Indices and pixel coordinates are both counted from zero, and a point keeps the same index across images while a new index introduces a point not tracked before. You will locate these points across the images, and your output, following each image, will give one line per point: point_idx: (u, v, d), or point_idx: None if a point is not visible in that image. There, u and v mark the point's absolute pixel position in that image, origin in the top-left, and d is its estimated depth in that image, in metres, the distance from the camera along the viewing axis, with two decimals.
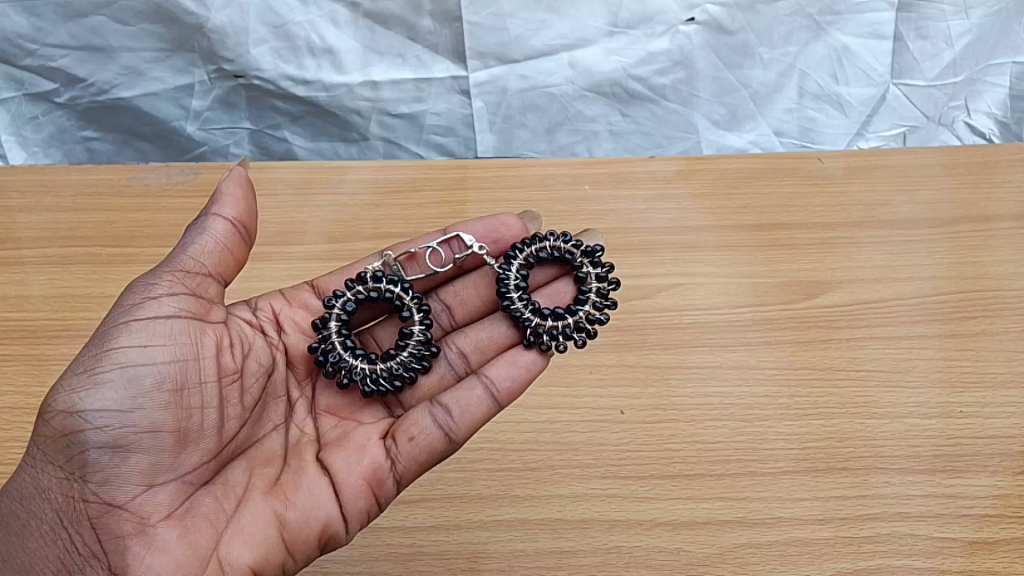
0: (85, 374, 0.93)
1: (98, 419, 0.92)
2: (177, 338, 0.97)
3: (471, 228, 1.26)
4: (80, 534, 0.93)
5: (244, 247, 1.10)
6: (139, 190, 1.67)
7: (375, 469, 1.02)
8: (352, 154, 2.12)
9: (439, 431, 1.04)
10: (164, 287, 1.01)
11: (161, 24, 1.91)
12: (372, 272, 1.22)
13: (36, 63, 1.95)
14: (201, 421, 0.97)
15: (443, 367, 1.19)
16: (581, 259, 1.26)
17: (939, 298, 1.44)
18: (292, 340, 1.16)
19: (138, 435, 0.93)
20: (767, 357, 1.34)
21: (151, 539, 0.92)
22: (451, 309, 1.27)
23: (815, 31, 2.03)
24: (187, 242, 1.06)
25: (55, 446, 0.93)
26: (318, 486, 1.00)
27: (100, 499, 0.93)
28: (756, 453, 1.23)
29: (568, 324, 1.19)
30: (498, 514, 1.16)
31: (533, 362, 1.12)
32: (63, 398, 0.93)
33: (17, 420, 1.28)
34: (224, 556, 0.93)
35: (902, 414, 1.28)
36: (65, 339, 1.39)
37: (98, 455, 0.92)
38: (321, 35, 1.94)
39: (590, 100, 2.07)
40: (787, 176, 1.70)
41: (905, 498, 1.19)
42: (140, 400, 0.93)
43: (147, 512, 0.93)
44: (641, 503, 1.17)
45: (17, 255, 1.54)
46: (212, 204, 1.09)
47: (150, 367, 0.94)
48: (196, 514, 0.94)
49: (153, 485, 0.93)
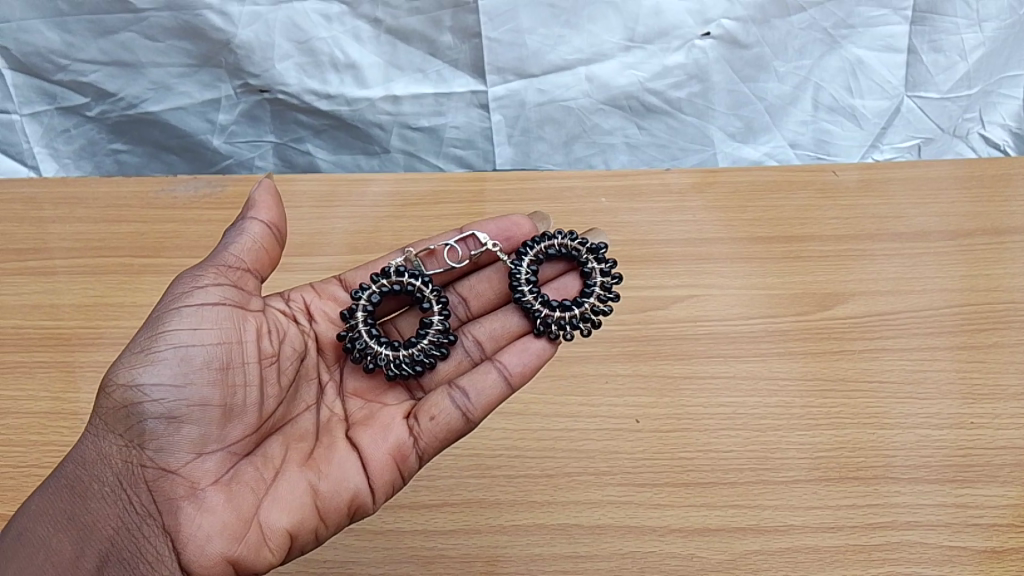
0: (143, 352, 0.99)
1: (154, 393, 0.98)
2: (222, 322, 1.04)
3: (486, 227, 1.31)
4: (138, 496, 0.99)
5: (279, 247, 1.16)
6: (169, 202, 1.73)
7: (399, 445, 1.07)
8: (373, 166, 2.17)
9: (458, 412, 1.08)
10: (209, 278, 1.07)
11: (188, 40, 1.96)
12: (395, 267, 1.27)
13: (68, 77, 2.00)
14: (246, 397, 1.03)
15: (460, 354, 1.24)
16: (587, 255, 1.30)
17: (951, 310, 1.46)
18: (322, 328, 1.22)
19: (190, 408, 0.99)
20: (780, 367, 1.37)
21: (200, 502, 0.98)
22: (467, 301, 1.32)
23: (830, 45, 2.06)
24: (227, 242, 1.11)
25: (116, 416, 0.99)
26: (347, 460, 1.05)
27: (156, 465, 0.99)
28: (769, 462, 1.25)
29: (575, 314, 1.23)
30: (516, 519, 1.19)
31: (545, 348, 1.16)
32: (123, 373, 0.98)
33: (50, 424, 1.32)
34: (264, 521, 0.98)
35: (914, 424, 1.30)
36: (97, 347, 1.43)
37: (154, 425, 0.98)
38: (344, 51, 1.99)
39: (607, 113, 2.11)
40: (800, 189, 1.73)
41: (915, 507, 1.21)
42: (193, 375, 0.99)
43: (198, 478, 0.99)
44: (655, 510, 1.20)
45: (51, 265, 1.59)
46: (247, 209, 1.14)
47: (200, 347, 1.00)
48: (239, 481, 1.00)
49: (202, 453, 1.00)
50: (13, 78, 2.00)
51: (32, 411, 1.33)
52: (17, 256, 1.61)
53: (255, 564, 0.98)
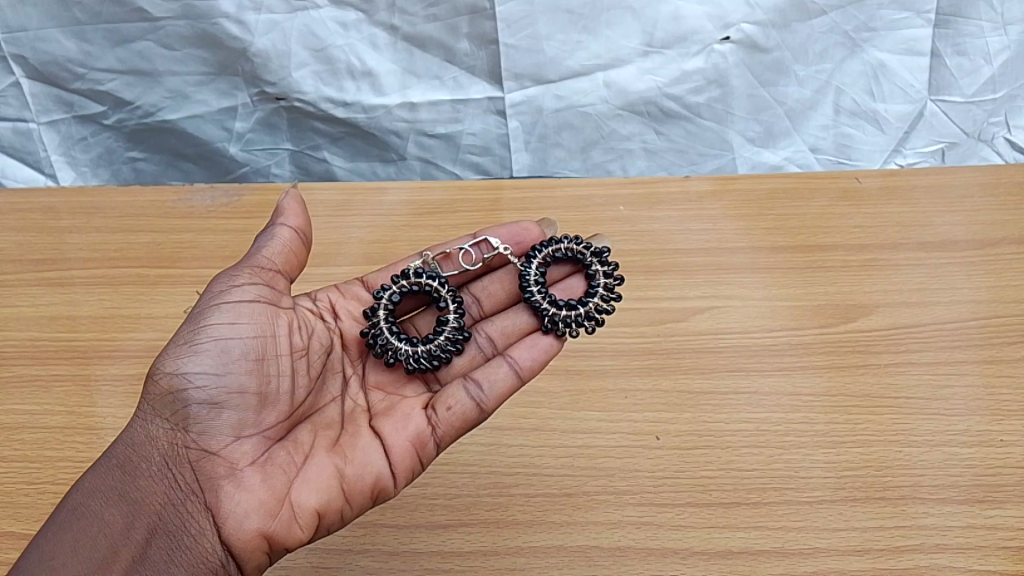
0: (187, 343, 1.03)
1: (197, 379, 1.01)
2: (257, 317, 1.07)
3: (498, 232, 1.33)
4: (183, 476, 1.01)
5: (306, 251, 1.20)
6: (186, 211, 1.72)
7: (418, 433, 1.08)
8: (390, 174, 2.16)
9: (471, 402, 1.10)
10: (245, 278, 1.11)
11: (206, 48, 1.96)
12: (415, 268, 1.29)
13: (85, 86, 2.00)
14: (280, 386, 1.06)
15: (474, 349, 1.25)
16: (590, 258, 1.32)
17: (978, 322, 1.43)
18: (346, 326, 1.23)
19: (229, 394, 1.02)
20: (804, 381, 1.34)
21: (239, 481, 1.00)
22: (480, 301, 1.33)
23: (851, 48, 2.02)
24: (259, 246, 1.15)
25: (164, 400, 1.02)
26: (370, 447, 1.07)
27: (198, 446, 1.01)
28: (793, 481, 1.21)
29: (580, 313, 1.25)
30: (534, 540, 1.15)
31: (552, 344, 1.17)
32: (170, 361, 1.02)
33: (65, 440, 1.30)
34: (295, 500, 1.00)
35: (940, 442, 1.26)
36: (113, 359, 1.42)
37: (197, 410, 1.01)
38: (361, 59, 1.97)
39: (625, 119, 2.08)
40: (822, 196, 1.70)
41: (944, 530, 1.17)
42: (232, 364, 1.03)
43: (236, 458, 1.02)
44: (676, 531, 1.16)
45: (68, 276, 1.58)
46: (276, 218, 1.19)
47: (238, 339, 1.04)
48: (273, 463, 1.02)
49: (240, 437, 1.02)
50: (31, 86, 2.00)
51: (46, 424, 1.32)
52: (34, 267, 1.61)
53: (287, 541, 1.00)
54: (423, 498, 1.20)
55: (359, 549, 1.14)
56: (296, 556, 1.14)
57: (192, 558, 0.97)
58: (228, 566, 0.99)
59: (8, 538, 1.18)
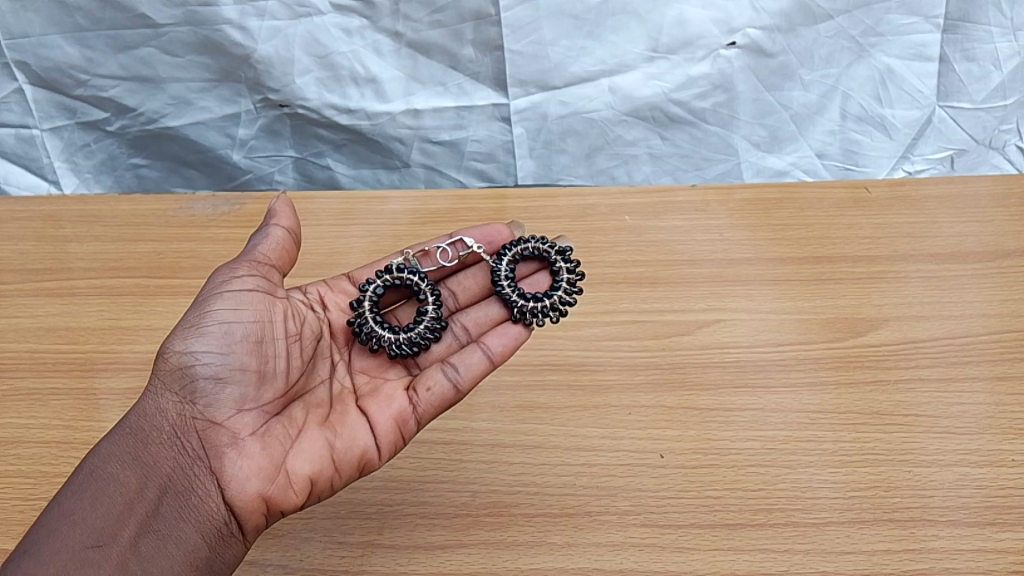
0: (194, 324, 1.04)
1: (203, 357, 1.03)
2: (258, 304, 1.09)
3: (471, 231, 1.33)
4: (190, 444, 1.02)
5: (297, 251, 1.20)
6: (187, 220, 1.71)
7: (400, 412, 1.10)
8: (393, 180, 2.15)
9: (449, 384, 1.11)
10: (245, 271, 1.11)
11: (208, 55, 1.94)
12: (397, 263, 1.30)
13: (87, 92, 1.99)
14: (278, 366, 1.08)
15: (450, 337, 1.25)
16: (555, 256, 1.33)
17: (990, 338, 1.41)
18: (335, 316, 1.24)
19: (233, 372, 1.03)
20: (813, 398, 1.32)
21: (241, 449, 1.02)
22: (457, 294, 1.33)
23: (858, 53, 2.00)
24: (254, 243, 1.16)
25: (173, 375, 1.03)
26: (357, 423, 1.09)
27: (204, 417, 1.03)
28: (800, 502, 1.19)
29: (545, 303, 1.25)
30: (535, 562, 1.13)
31: (523, 331, 1.17)
32: (178, 340, 1.03)
33: (64, 456, 1.28)
34: (290, 469, 1.02)
35: (951, 463, 1.24)
36: (112, 372, 1.41)
37: (203, 384, 1.03)
38: (365, 65, 1.96)
39: (630, 125, 2.06)
40: (831, 206, 1.68)
41: (955, 553, 1.14)
42: (235, 345, 1.04)
43: (238, 429, 1.03)
44: (680, 554, 1.14)
45: (69, 287, 1.57)
46: (268, 219, 1.19)
47: (240, 323, 1.05)
48: (271, 435, 1.04)
49: (242, 410, 1.04)
50: (33, 92, 1.99)
51: (43, 439, 1.31)
52: (34, 278, 1.60)
53: (283, 505, 1.02)
54: (422, 517, 1.18)
55: (356, 569, 1.12)
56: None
57: (199, 516, 0.99)
58: (231, 525, 1.01)
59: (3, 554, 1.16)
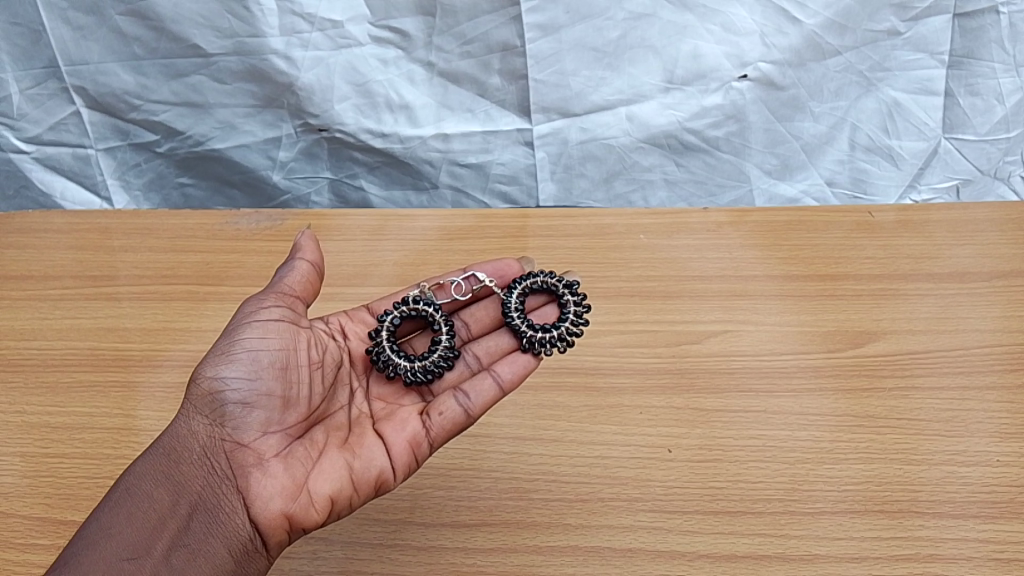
0: (224, 353, 1.14)
1: (232, 382, 1.13)
2: (284, 333, 1.19)
3: (483, 266, 1.45)
4: (219, 465, 1.11)
5: (321, 282, 1.31)
6: (231, 233, 1.85)
7: (414, 435, 1.19)
8: (423, 201, 2.29)
9: (460, 409, 1.20)
10: (271, 302, 1.22)
11: (254, 83, 2.08)
12: (414, 296, 1.41)
13: (140, 116, 2.15)
14: (302, 392, 1.18)
15: (462, 365, 1.36)
16: (562, 289, 1.44)
17: (984, 350, 1.50)
18: (354, 345, 1.35)
19: (260, 397, 1.13)
20: (812, 403, 1.41)
21: (265, 469, 1.12)
22: (469, 324, 1.45)
23: (866, 87, 2.11)
24: (280, 276, 1.26)
25: (204, 400, 1.13)
26: (374, 445, 1.18)
27: (233, 439, 1.13)
28: (798, 494, 1.28)
29: (553, 334, 1.35)
30: (552, 539, 1.23)
31: (531, 360, 1.27)
32: (210, 367, 1.14)
33: (123, 439, 1.40)
34: (311, 488, 1.11)
35: (942, 462, 1.32)
36: (162, 368, 1.53)
37: (232, 408, 1.13)
38: (400, 93, 2.10)
39: (646, 151, 2.18)
40: (836, 227, 1.79)
41: (940, 541, 1.22)
42: (262, 371, 1.14)
43: (264, 450, 1.13)
44: (685, 536, 1.23)
45: (122, 292, 1.70)
46: (294, 253, 1.30)
47: (267, 350, 1.16)
48: (294, 456, 1.14)
49: (267, 432, 1.14)
50: (90, 115, 2.16)
51: (102, 425, 1.43)
52: (91, 282, 1.74)
53: (305, 523, 1.11)
54: (451, 498, 1.29)
55: (391, 543, 1.23)
56: (331, 547, 1.23)
57: (225, 532, 1.08)
58: (255, 541, 1.09)
59: (66, 526, 1.28)
